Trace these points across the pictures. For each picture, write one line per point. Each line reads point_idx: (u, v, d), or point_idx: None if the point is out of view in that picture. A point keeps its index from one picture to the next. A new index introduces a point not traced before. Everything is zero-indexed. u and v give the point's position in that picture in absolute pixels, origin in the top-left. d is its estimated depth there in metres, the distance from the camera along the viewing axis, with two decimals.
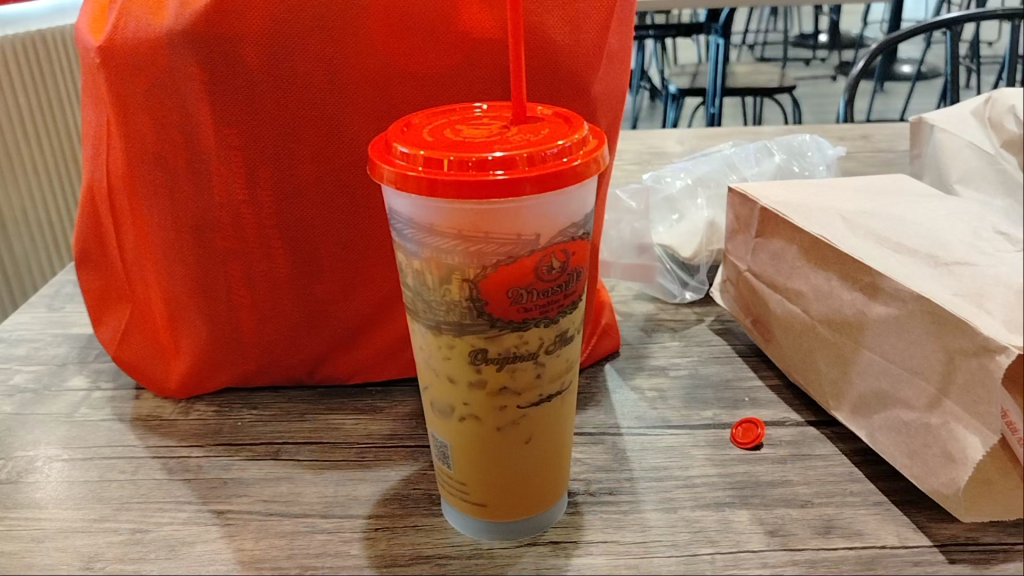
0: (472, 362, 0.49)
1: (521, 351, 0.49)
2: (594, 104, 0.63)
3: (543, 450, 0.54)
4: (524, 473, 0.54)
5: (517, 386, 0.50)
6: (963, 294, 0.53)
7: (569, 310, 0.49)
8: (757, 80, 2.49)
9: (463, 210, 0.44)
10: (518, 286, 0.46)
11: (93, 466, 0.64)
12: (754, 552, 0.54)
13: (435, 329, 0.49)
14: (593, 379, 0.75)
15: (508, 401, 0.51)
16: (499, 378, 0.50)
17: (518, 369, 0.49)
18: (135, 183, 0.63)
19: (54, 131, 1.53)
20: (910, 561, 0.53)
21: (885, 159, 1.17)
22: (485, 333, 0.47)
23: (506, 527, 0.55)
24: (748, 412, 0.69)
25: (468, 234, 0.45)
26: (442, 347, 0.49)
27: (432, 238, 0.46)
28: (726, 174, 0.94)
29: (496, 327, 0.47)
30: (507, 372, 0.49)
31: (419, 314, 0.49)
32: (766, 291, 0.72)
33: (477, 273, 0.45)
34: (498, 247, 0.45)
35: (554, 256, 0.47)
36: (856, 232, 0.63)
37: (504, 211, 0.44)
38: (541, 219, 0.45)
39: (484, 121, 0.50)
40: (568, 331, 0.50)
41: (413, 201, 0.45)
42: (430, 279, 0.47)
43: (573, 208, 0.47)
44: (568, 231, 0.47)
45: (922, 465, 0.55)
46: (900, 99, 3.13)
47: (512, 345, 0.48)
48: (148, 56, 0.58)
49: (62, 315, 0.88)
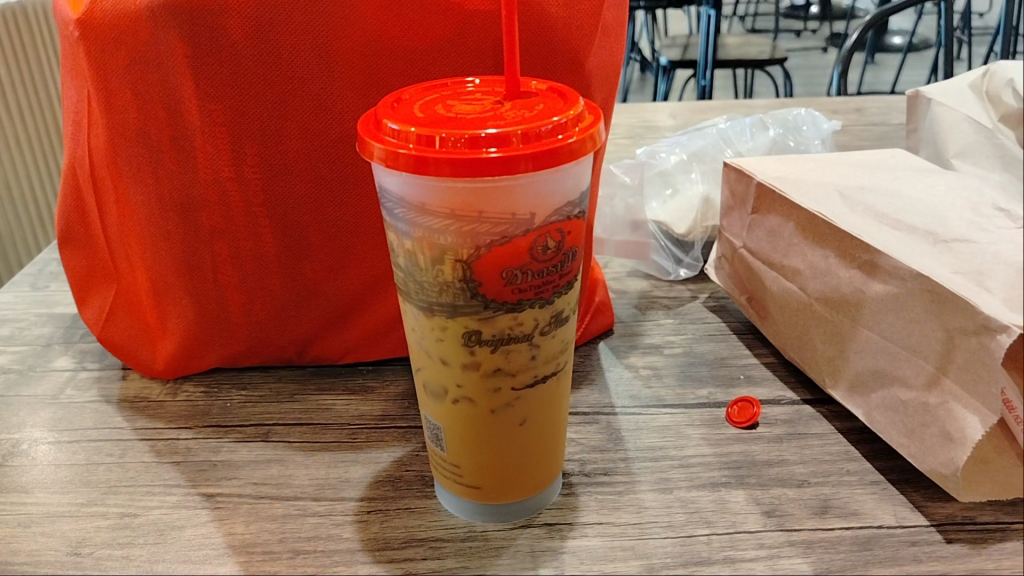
0: (465, 344, 0.48)
1: (516, 333, 0.48)
2: (588, 78, 0.61)
3: (539, 432, 0.53)
4: (519, 456, 0.53)
5: (511, 367, 0.49)
6: (962, 272, 0.52)
7: (564, 290, 0.48)
8: (748, 52, 2.46)
9: (456, 189, 0.43)
10: (512, 267, 0.45)
11: (80, 449, 0.63)
12: (751, 533, 0.53)
13: (427, 311, 0.48)
14: (587, 357, 0.74)
15: (503, 383, 0.50)
16: (493, 360, 0.49)
17: (512, 350, 0.48)
18: (118, 162, 0.62)
19: (36, 107, 1.50)
20: (907, 541, 0.52)
21: (879, 132, 1.16)
22: (479, 316, 0.46)
23: (501, 510, 0.55)
24: (743, 391, 0.68)
25: (461, 213, 0.43)
26: (434, 329, 0.48)
27: (424, 218, 0.44)
28: (720, 148, 0.93)
29: (490, 309, 0.46)
30: (501, 354, 0.48)
31: (412, 295, 0.48)
32: (762, 268, 0.71)
33: (470, 253, 0.44)
34: (491, 226, 0.44)
35: (549, 236, 0.46)
36: (853, 208, 0.62)
37: (498, 189, 0.43)
38: (535, 199, 0.44)
39: (477, 96, 0.49)
40: (562, 312, 0.49)
41: (404, 180, 0.44)
42: (422, 260, 0.46)
43: (569, 186, 0.45)
44: (564, 210, 0.46)
45: (920, 444, 0.55)
46: (892, 71, 3.11)
47: (506, 326, 0.47)
48: (129, 30, 0.56)
49: (47, 293, 0.87)
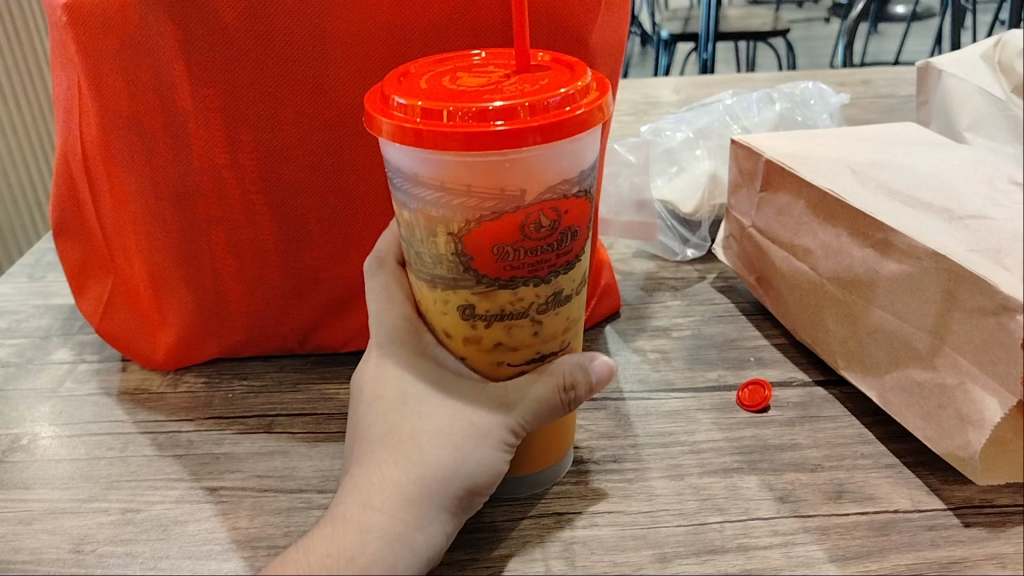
0: (465, 318, 0.48)
1: (515, 309, 0.47)
2: (593, 55, 0.60)
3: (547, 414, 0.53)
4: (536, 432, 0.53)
5: (512, 343, 0.49)
6: (979, 250, 0.50)
7: (564, 269, 0.47)
8: (750, 24, 2.43)
9: (455, 163, 0.42)
10: (503, 243, 0.44)
11: (80, 443, 0.62)
12: (764, 520, 0.52)
13: (430, 283, 0.48)
14: (594, 342, 0.73)
15: (506, 358, 0.50)
16: (493, 335, 0.48)
17: (515, 326, 0.48)
18: (111, 151, 0.59)
19: (31, 92, 1.49)
20: (924, 526, 0.51)
21: (887, 105, 1.14)
22: (474, 290, 0.46)
23: (509, 484, 0.55)
24: (753, 373, 0.67)
25: (453, 186, 0.42)
26: (437, 301, 0.48)
27: (422, 192, 0.44)
28: (726, 125, 0.91)
29: (483, 285, 0.46)
30: (503, 330, 0.48)
31: (416, 266, 0.48)
32: (771, 247, 0.69)
33: (461, 227, 0.43)
34: (484, 201, 0.43)
35: (543, 214, 0.44)
36: (865, 184, 0.60)
37: (500, 164, 0.42)
38: (533, 175, 0.43)
39: (487, 70, 0.47)
40: (563, 291, 0.48)
41: (408, 154, 0.43)
42: (419, 233, 0.45)
43: (566, 164, 0.44)
44: (560, 189, 0.44)
45: (936, 427, 0.54)
46: (896, 42, 3.07)
47: (506, 302, 0.46)
48: (117, 16, 0.54)
49: (44, 284, 0.86)
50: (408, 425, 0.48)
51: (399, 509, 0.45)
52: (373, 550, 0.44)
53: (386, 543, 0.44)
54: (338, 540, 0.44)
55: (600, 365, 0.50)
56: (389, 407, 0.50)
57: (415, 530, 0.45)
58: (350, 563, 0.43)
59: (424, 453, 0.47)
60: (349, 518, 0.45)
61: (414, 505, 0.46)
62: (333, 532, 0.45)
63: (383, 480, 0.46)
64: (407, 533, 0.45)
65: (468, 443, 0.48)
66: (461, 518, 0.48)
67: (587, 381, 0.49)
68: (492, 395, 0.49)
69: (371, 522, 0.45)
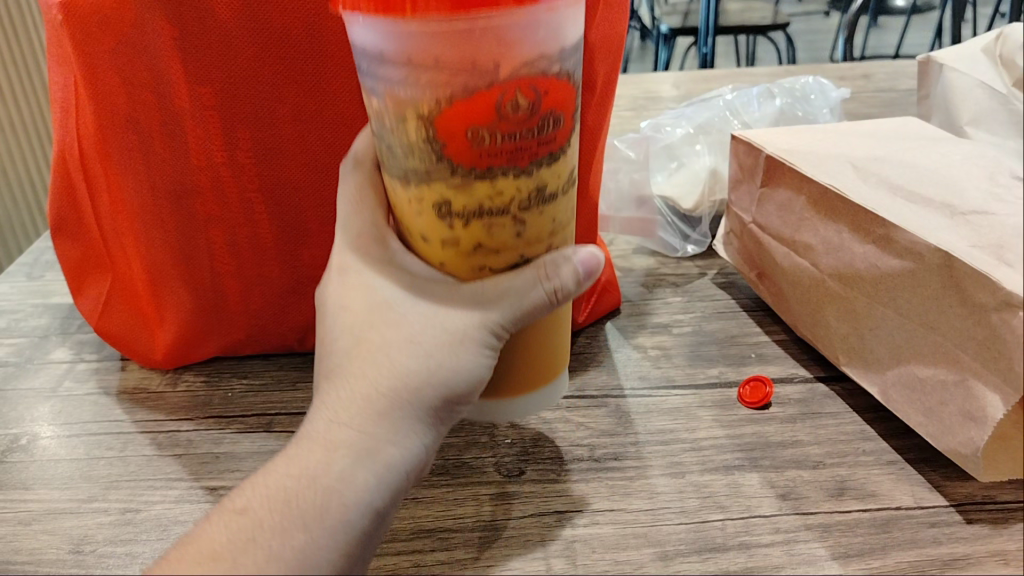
0: (440, 216, 0.43)
1: (494, 206, 0.42)
2: (592, 51, 0.59)
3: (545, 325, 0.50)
4: (529, 343, 0.50)
5: (494, 245, 0.44)
6: (981, 246, 0.50)
7: (549, 160, 0.42)
8: (750, 17, 2.42)
9: (424, 29, 0.36)
10: (478, 125, 0.39)
11: (79, 442, 0.62)
12: (765, 517, 0.52)
13: (403, 180, 0.43)
14: (594, 338, 0.72)
15: (487, 265, 0.45)
16: (472, 236, 0.43)
17: (495, 225, 0.43)
18: (108, 149, 0.59)
19: (29, 90, 1.48)
20: (926, 523, 0.51)
21: (887, 99, 1.14)
22: (448, 181, 0.41)
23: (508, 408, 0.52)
24: (754, 369, 0.67)
25: (422, 60, 0.37)
26: (412, 201, 0.43)
27: (390, 71, 0.38)
28: (726, 120, 0.91)
29: (458, 175, 0.40)
30: (481, 229, 0.43)
31: (389, 163, 0.43)
32: (772, 243, 0.69)
33: (431, 108, 0.38)
34: (457, 74, 0.37)
35: (520, 90, 0.38)
36: (866, 180, 0.59)
37: (473, 31, 0.36)
38: (510, 45, 0.37)
39: None
40: (547, 188, 0.43)
41: (374, 25, 0.38)
42: (389, 121, 0.41)
43: (543, 37, 0.38)
44: (539, 62, 0.38)
45: (939, 423, 0.54)
46: (896, 35, 3.07)
47: (483, 197, 0.41)
48: (113, 14, 0.53)
49: (42, 283, 0.85)
50: (379, 334, 0.47)
51: (369, 424, 0.46)
52: (340, 469, 0.44)
53: (355, 460, 0.45)
54: (303, 460, 0.45)
55: (586, 255, 0.47)
56: (357, 318, 0.48)
57: (387, 445, 0.46)
58: (314, 482, 0.44)
59: (394, 363, 0.46)
60: (316, 435, 0.46)
61: (384, 419, 0.46)
62: (304, 449, 0.46)
63: (351, 395, 0.46)
64: (377, 447, 0.45)
65: (441, 350, 0.46)
66: (439, 429, 0.49)
67: (574, 275, 0.46)
68: (468, 295, 0.46)
69: (338, 440, 0.45)
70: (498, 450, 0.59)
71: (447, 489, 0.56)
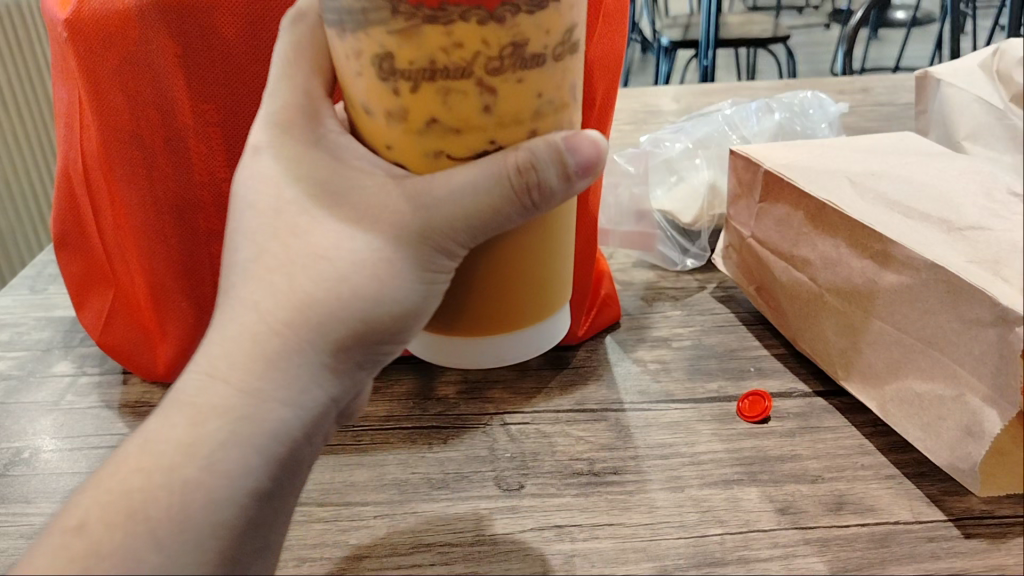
0: (383, 77, 0.37)
1: (446, 65, 0.36)
2: (591, 70, 0.60)
3: (536, 240, 0.45)
4: (519, 255, 0.45)
5: (451, 119, 0.38)
6: (979, 261, 0.50)
7: (520, 4, 0.35)
8: (750, 30, 2.43)
9: None
10: None
11: (81, 456, 0.62)
12: (764, 532, 0.52)
13: (345, 33, 0.37)
14: (594, 352, 0.73)
15: (444, 145, 0.39)
16: (421, 105, 0.37)
17: (451, 92, 0.37)
18: (111, 166, 0.59)
19: (32, 103, 1.49)
20: (924, 537, 0.51)
21: (887, 113, 1.14)
22: (390, 26, 0.35)
23: (519, 340, 0.49)
24: (754, 384, 0.67)
25: None
26: (354, 58, 0.38)
27: None
28: (725, 135, 0.91)
29: (403, 16, 0.34)
30: (433, 95, 0.37)
31: (332, 11, 0.38)
32: (771, 258, 0.70)
33: None
34: None
35: None
36: (864, 194, 0.59)
37: None
38: None
39: None
40: (521, 46, 0.36)
41: None
42: None
43: None
44: None
45: (937, 438, 0.54)
46: (895, 48, 3.08)
47: (434, 49, 0.35)
48: (118, 33, 0.54)
49: (45, 296, 0.86)
50: (295, 240, 0.44)
51: (258, 373, 0.44)
52: (215, 443, 0.43)
53: (229, 432, 0.43)
54: (171, 433, 0.43)
55: (575, 140, 0.40)
56: (266, 220, 0.45)
57: (272, 409, 0.44)
58: (183, 458, 0.42)
59: (304, 280, 0.43)
60: (189, 398, 0.44)
61: (274, 366, 0.44)
62: (168, 421, 0.44)
63: (242, 331, 0.44)
64: (259, 413, 0.44)
65: (361, 266, 0.43)
66: (342, 371, 0.47)
67: (553, 167, 0.39)
68: (418, 188, 0.40)
69: (215, 401, 0.43)
70: (498, 464, 0.59)
71: (447, 503, 0.56)
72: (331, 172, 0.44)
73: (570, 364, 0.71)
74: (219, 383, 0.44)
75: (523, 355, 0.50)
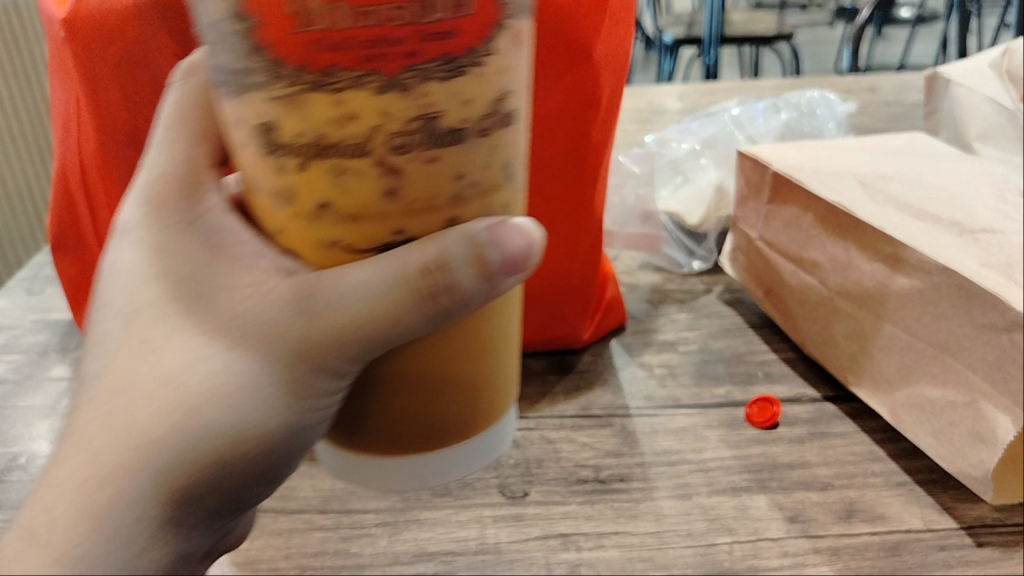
0: (266, 151, 0.27)
1: (342, 145, 0.26)
2: (596, 69, 0.58)
3: (461, 382, 0.36)
4: (432, 374, 0.35)
5: (344, 206, 0.28)
6: (991, 264, 0.50)
7: (445, 68, 0.25)
8: (754, 28, 2.41)
9: None
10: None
11: None
12: (774, 540, 0.51)
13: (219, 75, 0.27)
14: (599, 356, 0.72)
15: (337, 235, 0.30)
16: (310, 189, 0.28)
17: (347, 174, 0.27)
18: (109, 166, 0.58)
19: (30, 104, 1.48)
20: (936, 547, 0.50)
21: (893, 112, 1.14)
22: (272, 93, 0.25)
23: (427, 472, 0.39)
24: (761, 389, 0.66)
25: None
26: (230, 115, 0.28)
27: None
28: (732, 135, 0.90)
29: (288, 80, 0.25)
30: (323, 172, 0.27)
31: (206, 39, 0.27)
32: (780, 261, 0.68)
33: None
34: None
35: None
36: (874, 196, 0.59)
37: None
38: None
39: None
40: (437, 117, 0.26)
41: None
42: None
43: None
44: None
45: (948, 445, 0.53)
46: (900, 46, 3.06)
47: (322, 125, 0.26)
48: (113, 31, 0.53)
49: (43, 299, 0.85)
50: (148, 363, 0.36)
51: (88, 528, 0.35)
52: None
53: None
54: None
55: (505, 231, 0.32)
56: (115, 332, 0.37)
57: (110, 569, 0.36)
58: None
59: (137, 413, 0.35)
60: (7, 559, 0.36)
61: (104, 523, 0.36)
62: None
63: (69, 481, 0.36)
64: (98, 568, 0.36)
65: (215, 390, 0.35)
66: (179, 523, 0.38)
67: (472, 270, 0.32)
68: (297, 289, 0.32)
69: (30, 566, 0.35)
70: (502, 471, 0.58)
71: (450, 511, 0.55)
72: (203, 262, 0.36)
73: (575, 369, 0.70)
74: (38, 548, 0.35)
75: (452, 477, 0.40)
